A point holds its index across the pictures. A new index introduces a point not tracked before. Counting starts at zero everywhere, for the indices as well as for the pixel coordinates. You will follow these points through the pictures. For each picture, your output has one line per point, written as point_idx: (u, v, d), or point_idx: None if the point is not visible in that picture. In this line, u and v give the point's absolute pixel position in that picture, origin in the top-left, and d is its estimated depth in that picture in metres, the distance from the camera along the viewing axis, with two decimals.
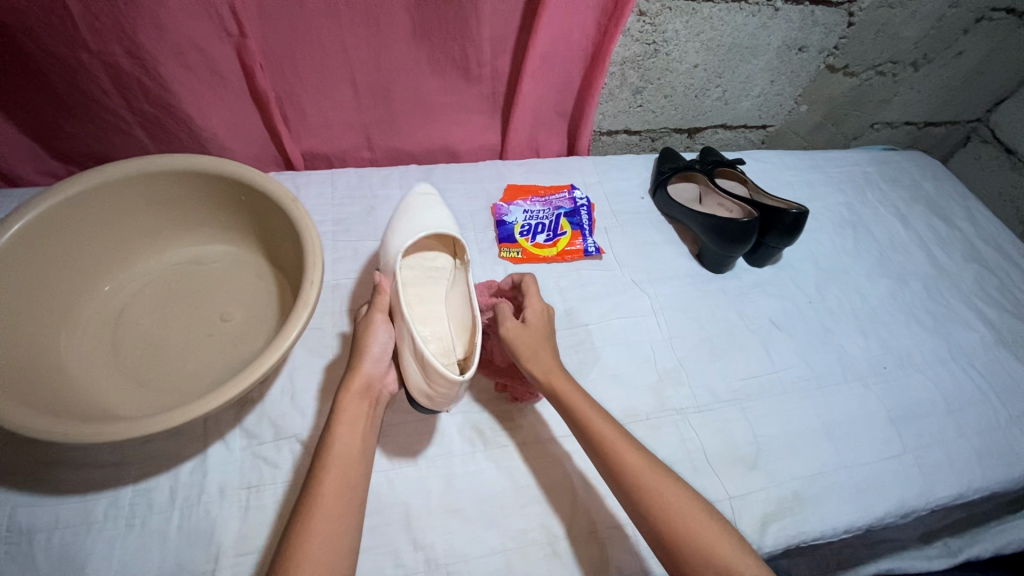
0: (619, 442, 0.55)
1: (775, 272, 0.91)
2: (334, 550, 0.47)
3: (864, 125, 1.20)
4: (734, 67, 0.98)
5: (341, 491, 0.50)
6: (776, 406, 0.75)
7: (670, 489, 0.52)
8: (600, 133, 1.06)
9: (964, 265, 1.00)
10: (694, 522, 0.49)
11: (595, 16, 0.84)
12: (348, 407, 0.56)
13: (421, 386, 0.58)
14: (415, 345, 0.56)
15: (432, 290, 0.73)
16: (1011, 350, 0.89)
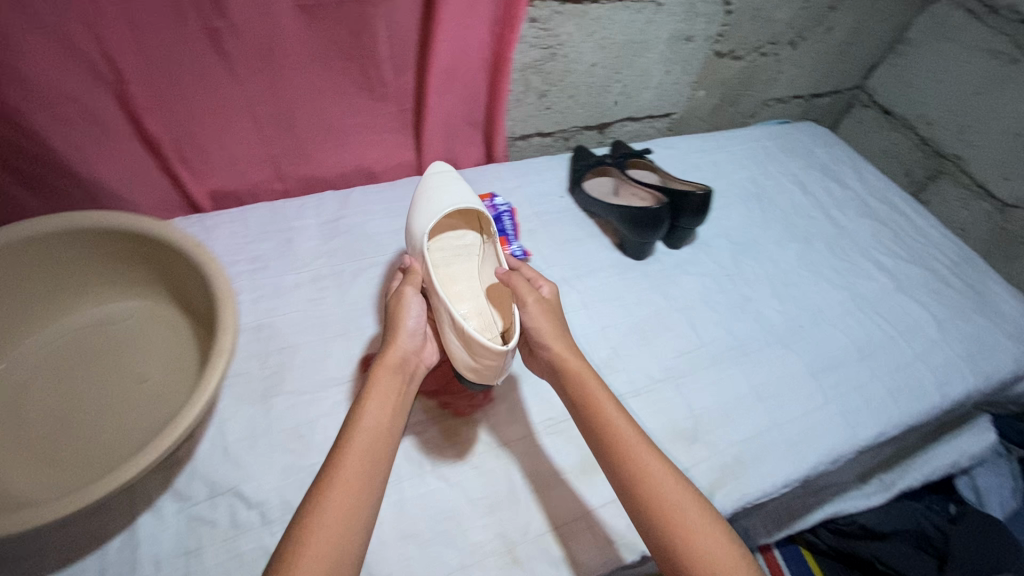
0: (637, 446, 0.56)
1: (694, 251, 0.96)
2: (344, 525, 0.47)
3: (757, 104, 1.29)
4: (630, 62, 1.03)
5: (362, 465, 0.51)
6: (708, 378, 0.79)
7: (673, 488, 0.54)
8: (514, 138, 1.08)
9: (859, 221, 1.09)
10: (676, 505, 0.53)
11: (489, 27, 0.86)
12: (381, 380, 0.58)
13: (469, 362, 0.61)
14: (455, 322, 0.59)
15: (463, 266, 0.79)
16: (908, 292, 0.98)
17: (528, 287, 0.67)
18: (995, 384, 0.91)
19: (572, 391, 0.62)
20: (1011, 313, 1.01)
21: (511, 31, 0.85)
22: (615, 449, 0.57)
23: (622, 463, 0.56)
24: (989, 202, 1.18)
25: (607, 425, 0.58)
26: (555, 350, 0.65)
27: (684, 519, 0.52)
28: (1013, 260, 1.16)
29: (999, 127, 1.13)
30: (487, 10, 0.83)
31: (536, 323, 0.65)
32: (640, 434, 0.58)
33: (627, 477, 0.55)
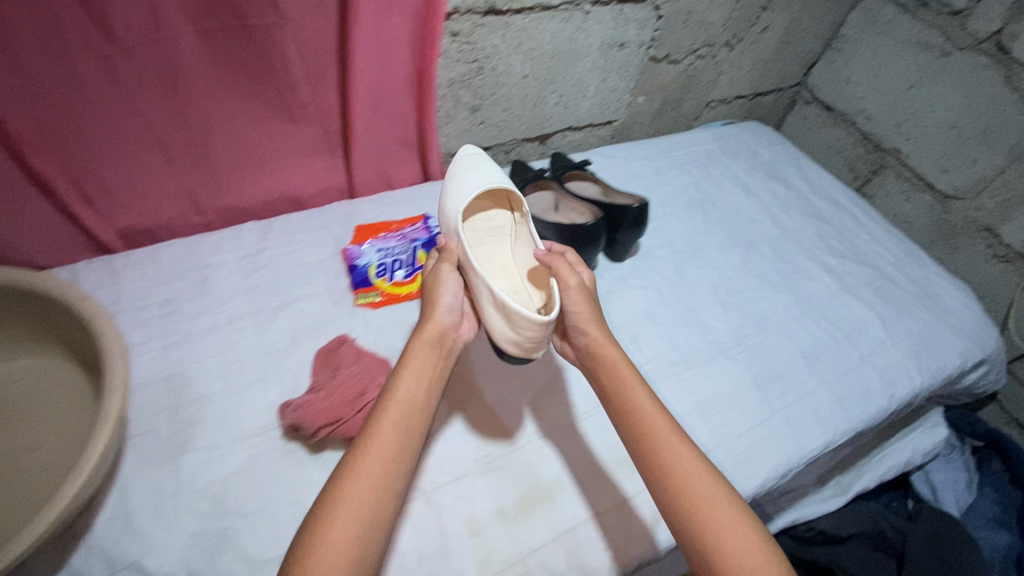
0: (670, 439, 0.57)
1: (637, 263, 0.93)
2: (365, 504, 0.48)
3: (700, 106, 1.28)
4: (564, 71, 1.00)
5: (391, 442, 0.52)
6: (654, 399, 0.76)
7: (704, 480, 0.54)
8: (450, 154, 1.04)
9: (803, 221, 1.09)
10: (705, 497, 0.53)
11: (408, 42, 0.81)
12: (418, 354, 0.59)
13: (509, 336, 0.62)
14: (493, 296, 0.60)
15: (496, 246, 0.82)
16: (853, 292, 0.97)
17: (569, 271, 0.67)
18: (942, 380, 0.91)
19: (610, 378, 0.63)
20: (954, 306, 1.01)
21: (431, 43, 0.80)
22: (648, 439, 0.57)
23: (653, 455, 0.57)
24: (930, 194, 1.19)
25: (641, 416, 0.59)
26: (594, 336, 0.65)
27: (711, 518, 0.52)
28: (956, 251, 1.17)
29: (935, 120, 1.14)
30: (404, 22, 0.78)
31: (576, 310, 0.64)
32: (676, 427, 0.58)
33: (660, 467, 0.56)
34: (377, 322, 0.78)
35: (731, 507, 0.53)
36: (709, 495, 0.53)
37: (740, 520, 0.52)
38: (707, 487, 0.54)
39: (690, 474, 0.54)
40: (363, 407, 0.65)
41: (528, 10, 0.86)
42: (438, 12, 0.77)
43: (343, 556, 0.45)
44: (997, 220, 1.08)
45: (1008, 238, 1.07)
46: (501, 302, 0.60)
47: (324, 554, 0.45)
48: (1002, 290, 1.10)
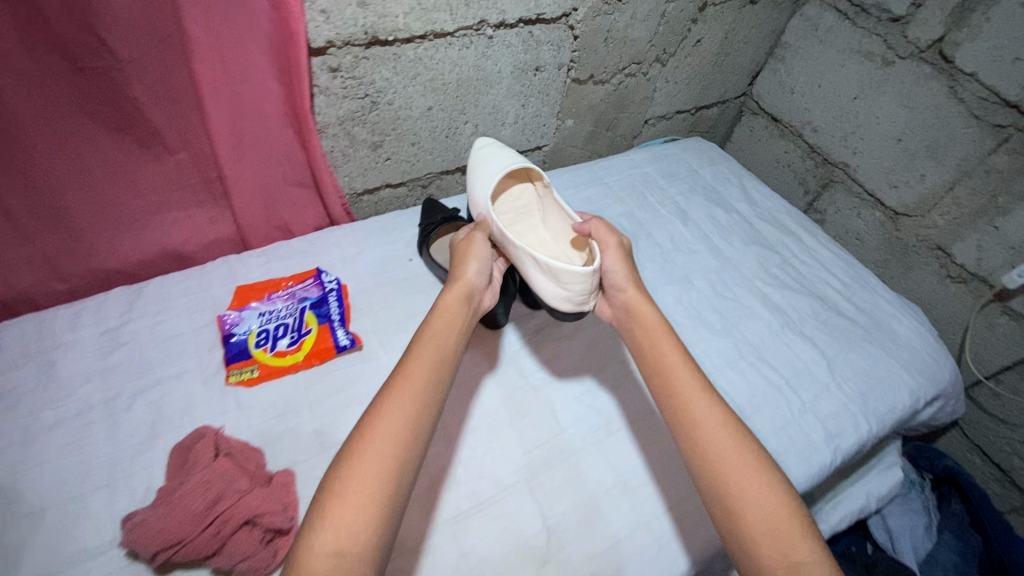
0: (698, 399, 0.61)
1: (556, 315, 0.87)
2: (391, 443, 0.50)
3: (638, 124, 1.21)
4: (475, 100, 0.91)
5: (419, 383, 0.55)
6: (567, 475, 0.69)
7: (729, 431, 0.59)
8: (356, 194, 0.94)
9: (744, 249, 1.02)
10: (724, 444, 0.58)
11: (274, 72, 0.71)
12: (449, 305, 0.64)
13: (561, 295, 0.70)
14: (540, 261, 0.68)
15: (529, 220, 0.93)
16: (795, 329, 0.90)
17: (610, 235, 0.76)
18: (891, 423, 0.84)
19: (645, 339, 0.69)
20: (905, 336, 0.95)
21: (299, 74, 0.70)
22: (677, 397, 0.62)
23: (681, 413, 0.61)
24: (881, 210, 1.12)
25: (670, 376, 0.64)
26: (631, 294, 0.72)
27: (731, 461, 0.57)
28: (909, 270, 1.10)
29: (881, 133, 1.07)
30: (264, 51, 0.69)
31: (615, 270, 0.73)
32: (704, 387, 0.63)
33: (688, 418, 0.60)
34: (250, 403, 0.69)
35: (754, 462, 0.57)
36: (730, 443, 0.58)
37: (760, 473, 0.56)
38: (731, 445, 0.58)
39: (714, 431, 0.59)
40: (213, 520, 0.56)
41: (418, 39, 0.77)
42: (301, 39, 0.67)
43: (365, 497, 0.46)
44: (948, 238, 1.01)
45: (960, 258, 1.01)
46: (548, 265, 0.68)
47: (351, 492, 0.46)
48: (957, 312, 1.04)
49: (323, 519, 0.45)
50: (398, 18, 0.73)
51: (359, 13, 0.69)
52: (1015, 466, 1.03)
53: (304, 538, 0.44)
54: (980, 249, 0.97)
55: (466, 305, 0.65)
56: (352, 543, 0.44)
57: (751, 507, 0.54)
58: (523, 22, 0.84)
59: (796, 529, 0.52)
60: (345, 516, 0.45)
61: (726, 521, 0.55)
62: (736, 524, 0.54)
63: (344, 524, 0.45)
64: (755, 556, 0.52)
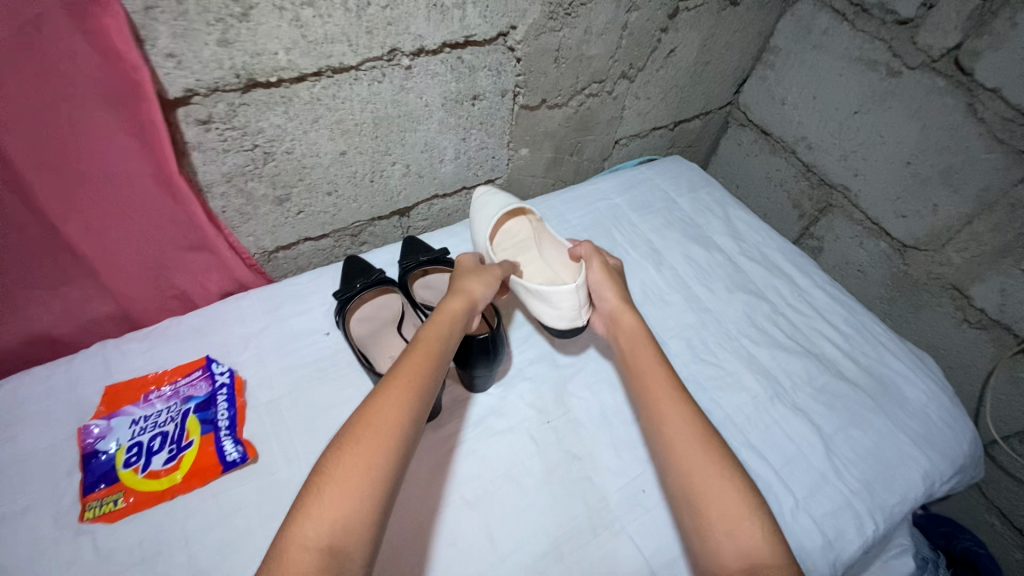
0: (669, 404, 0.59)
1: (503, 397, 0.73)
2: (387, 440, 0.50)
3: (607, 146, 1.06)
4: (400, 138, 0.76)
5: (417, 378, 0.56)
6: None
7: (693, 441, 0.55)
8: (269, 252, 0.79)
9: (728, 297, 0.88)
10: (690, 458, 0.54)
11: (118, 121, 0.54)
12: (448, 308, 0.64)
13: (552, 313, 0.69)
14: (528, 288, 0.69)
15: (529, 256, 0.83)
16: (787, 400, 0.77)
17: (592, 253, 0.74)
18: (902, 516, 0.71)
19: (627, 344, 0.67)
20: (916, 401, 0.81)
21: (155, 130, 0.55)
22: (650, 398, 0.61)
23: (652, 416, 0.59)
24: (886, 241, 0.97)
25: (644, 377, 0.63)
26: (613, 304, 0.70)
27: (691, 460, 0.54)
28: (918, 310, 0.96)
29: (885, 153, 0.92)
30: (107, 105, 0.52)
31: (600, 284, 0.72)
32: (678, 389, 0.61)
33: (653, 423, 0.59)
34: (111, 548, 0.55)
35: (719, 459, 0.54)
36: (694, 444, 0.55)
37: (722, 468, 0.53)
38: (697, 443, 0.55)
39: (682, 432, 0.56)
40: None
41: (312, 78, 0.62)
42: (149, 92, 0.52)
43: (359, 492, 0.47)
44: (966, 278, 0.87)
45: (979, 301, 0.87)
46: (535, 290, 0.68)
47: (341, 487, 0.47)
48: (976, 362, 0.90)
49: (310, 513, 0.45)
50: (279, 55, 0.58)
51: (222, 52, 0.55)
52: None
53: (287, 537, 0.44)
54: (1003, 294, 0.83)
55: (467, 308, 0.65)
56: (344, 539, 0.44)
57: (714, 513, 0.51)
58: (448, 46, 0.69)
59: (755, 525, 0.49)
60: (335, 510, 0.45)
61: (694, 522, 0.52)
62: (703, 526, 0.51)
63: (334, 520, 0.45)
64: (720, 562, 0.49)
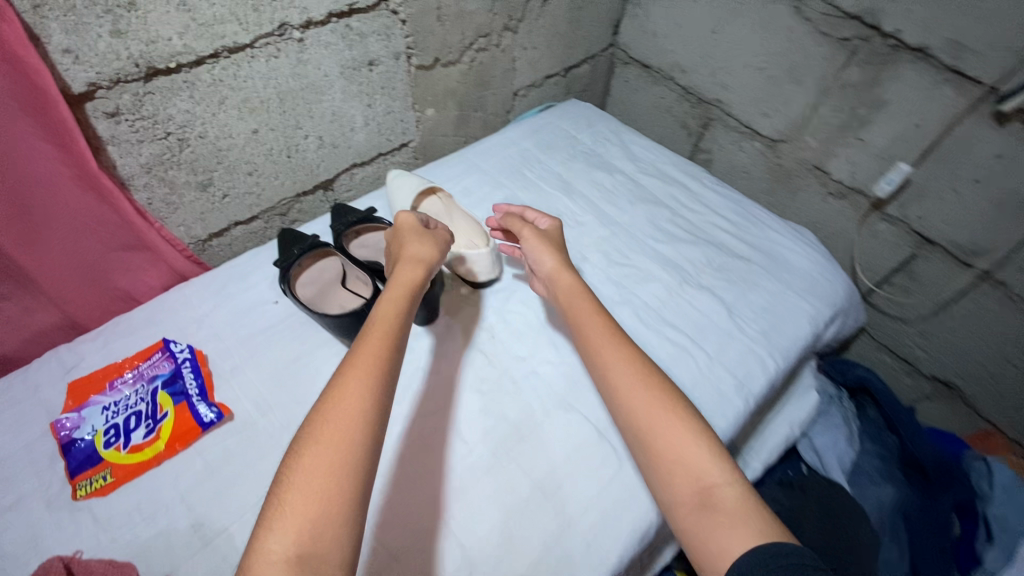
0: (612, 357, 0.65)
1: (447, 352, 0.77)
2: (349, 431, 0.49)
3: (507, 98, 1.14)
4: (308, 110, 0.81)
5: (374, 360, 0.54)
6: (490, 489, 0.65)
7: (636, 388, 0.62)
8: (203, 240, 0.83)
9: (634, 210, 0.99)
10: (636, 402, 0.61)
11: (32, 128, 0.57)
12: (399, 281, 0.63)
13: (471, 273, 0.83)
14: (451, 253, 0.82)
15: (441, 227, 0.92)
16: (694, 282, 0.89)
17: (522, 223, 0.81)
18: (796, 354, 0.85)
19: (572, 301, 0.72)
20: (799, 264, 0.95)
21: (71, 132, 0.60)
22: (592, 350, 0.67)
23: (597, 365, 0.66)
24: (759, 140, 1.12)
25: (583, 332, 0.69)
26: (551, 264, 0.76)
27: (636, 405, 0.61)
28: (795, 194, 1.11)
29: (743, 64, 1.05)
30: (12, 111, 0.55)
31: (533, 249, 0.78)
32: (617, 339, 0.67)
33: (600, 374, 0.65)
34: (110, 515, 0.60)
35: (656, 395, 0.61)
36: (638, 388, 0.62)
37: (670, 407, 0.59)
38: (640, 387, 0.62)
39: (626, 378, 0.63)
40: None
41: (209, 60, 0.67)
42: (52, 93, 0.56)
43: (327, 490, 0.45)
44: (822, 157, 1.02)
45: (836, 174, 1.02)
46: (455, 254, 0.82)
47: (304, 489, 0.45)
48: (845, 227, 1.06)
49: (273, 528, 0.44)
50: (174, 41, 0.62)
51: (117, 43, 0.59)
52: (919, 357, 1.08)
53: (248, 552, 0.43)
54: (851, 163, 0.99)
55: (420, 273, 0.65)
56: (316, 547, 0.43)
57: (662, 443, 0.58)
58: (334, 16, 0.75)
59: (703, 454, 0.56)
60: (302, 514, 0.44)
61: (647, 459, 0.59)
62: (653, 462, 0.58)
63: (300, 527, 0.44)
64: (671, 489, 0.56)
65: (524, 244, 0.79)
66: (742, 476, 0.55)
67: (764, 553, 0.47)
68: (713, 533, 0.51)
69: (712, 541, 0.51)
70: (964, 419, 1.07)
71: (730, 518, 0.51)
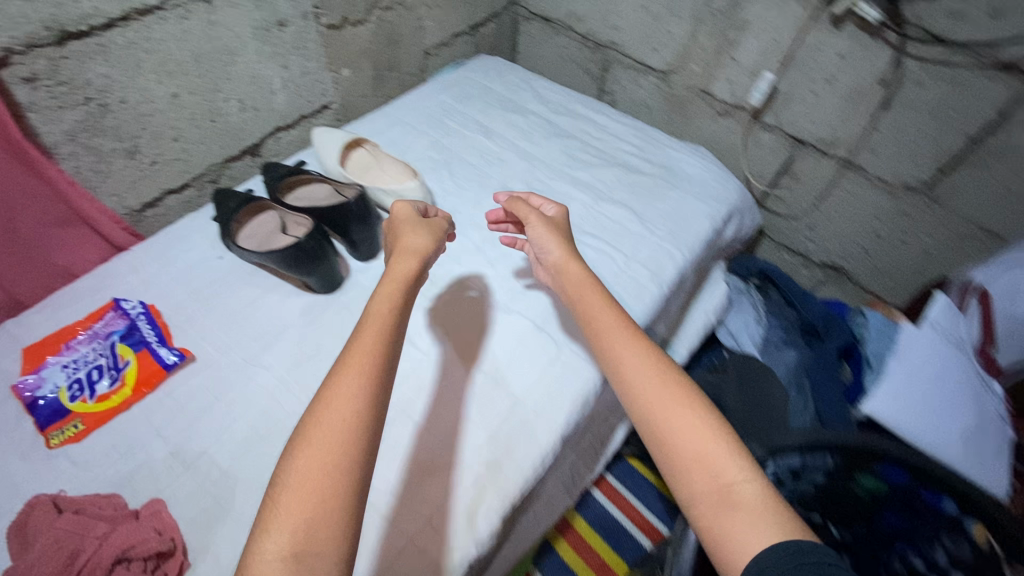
0: (623, 344, 0.61)
1: (448, 347, 0.77)
2: (345, 439, 0.45)
3: (420, 58, 1.20)
4: (225, 73, 0.85)
5: (364, 368, 0.49)
6: (447, 386, 0.73)
7: (650, 377, 0.58)
8: (137, 210, 0.85)
9: (548, 144, 1.09)
10: (650, 395, 0.57)
11: None
12: (391, 284, 0.56)
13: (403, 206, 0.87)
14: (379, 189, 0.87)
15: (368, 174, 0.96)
16: (608, 198, 1.00)
17: (529, 207, 0.73)
18: (700, 248, 0.98)
19: (575, 291, 0.67)
20: (696, 174, 1.08)
21: None
22: (601, 338, 0.62)
23: (608, 356, 0.61)
24: (653, 74, 1.24)
25: (593, 320, 0.64)
26: (559, 254, 0.69)
27: (650, 398, 0.56)
28: (690, 118, 1.24)
29: (628, 4, 1.16)
30: None
31: (540, 237, 0.71)
32: (630, 329, 0.63)
33: (610, 365, 0.61)
34: (86, 457, 0.63)
35: (675, 389, 0.57)
36: (653, 377, 0.57)
37: (685, 399, 0.56)
38: (655, 377, 0.58)
39: (639, 368, 0.58)
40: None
41: (120, 23, 0.70)
42: None
43: (323, 494, 0.43)
44: (706, 80, 1.15)
45: (720, 95, 1.15)
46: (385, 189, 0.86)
47: (299, 496, 0.43)
48: (734, 142, 1.20)
49: (269, 529, 0.42)
50: (82, 3, 0.65)
51: (26, 7, 0.61)
52: (809, 249, 1.25)
53: (246, 554, 0.41)
54: (730, 82, 1.12)
55: (414, 266, 0.59)
56: (312, 546, 0.41)
57: (677, 438, 0.54)
58: None
59: (722, 451, 0.53)
60: (295, 518, 0.42)
61: (660, 453, 0.55)
62: (667, 456, 0.54)
63: (295, 530, 0.42)
64: (687, 486, 0.52)
65: (530, 233, 0.72)
66: (760, 471, 0.52)
67: (784, 554, 0.45)
68: (729, 530, 0.48)
69: (729, 539, 0.48)
70: (851, 295, 1.24)
71: (748, 517, 0.48)
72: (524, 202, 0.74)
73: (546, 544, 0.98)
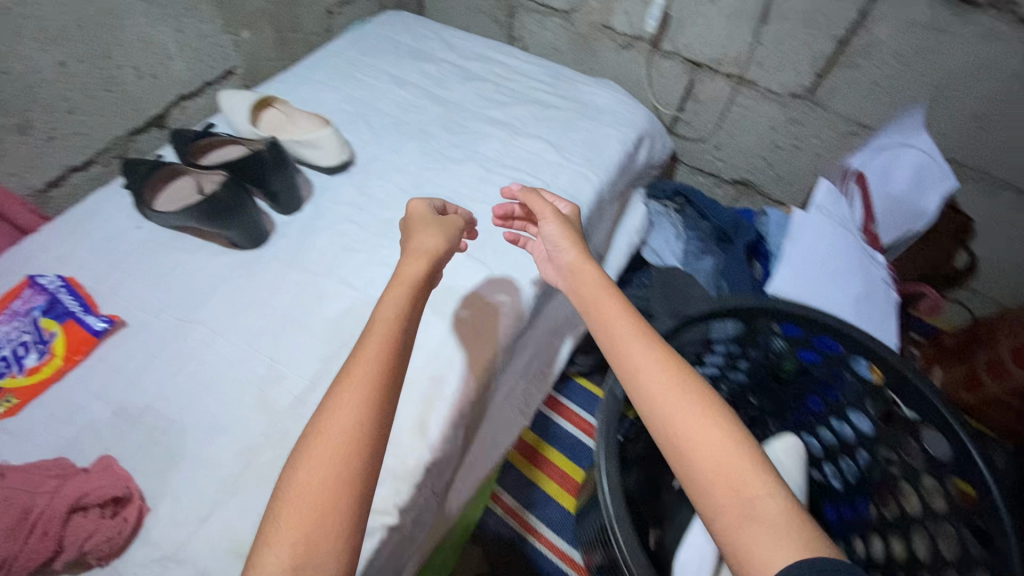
0: (636, 344, 0.59)
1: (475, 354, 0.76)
2: (346, 453, 0.47)
3: (322, 16, 1.19)
4: (115, 38, 0.83)
5: (363, 384, 0.51)
6: None
7: (666, 382, 0.56)
8: (40, 190, 0.83)
9: (462, 88, 1.11)
10: (665, 403, 0.55)
11: None
12: (394, 289, 0.59)
13: (321, 156, 0.89)
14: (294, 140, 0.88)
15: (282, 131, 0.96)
16: (524, 133, 1.04)
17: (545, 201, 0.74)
18: (615, 171, 1.04)
19: (587, 293, 0.66)
20: (606, 104, 1.13)
21: None
22: (613, 343, 0.60)
23: (619, 359, 0.59)
24: (556, 15, 1.28)
25: (607, 325, 0.62)
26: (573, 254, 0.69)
27: (666, 405, 0.54)
28: (597, 55, 1.29)
29: None
30: None
31: (553, 234, 0.71)
32: (645, 331, 0.61)
33: (623, 369, 0.59)
34: (25, 427, 0.63)
35: (694, 397, 0.55)
36: (668, 385, 0.56)
37: (703, 407, 0.54)
38: (672, 383, 0.56)
39: (653, 371, 0.57)
40: (34, 528, 0.53)
41: None
42: None
43: (322, 509, 0.45)
44: (606, 15, 1.20)
45: (620, 28, 1.21)
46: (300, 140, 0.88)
47: (298, 507, 0.45)
48: (639, 73, 1.26)
49: (270, 540, 0.44)
50: None
51: None
52: (720, 168, 1.34)
53: (250, 562, 0.44)
54: (627, 14, 1.17)
55: (422, 267, 0.62)
56: (310, 560, 0.43)
57: (698, 452, 0.52)
58: None
59: (746, 464, 0.50)
60: (292, 534, 0.44)
61: (676, 461, 0.53)
62: (683, 465, 0.52)
63: (294, 545, 0.43)
64: (707, 497, 0.50)
65: (543, 228, 0.73)
66: (783, 484, 0.50)
67: (806, 568, 0.42)
68: (752, 543, 0.46)
69: (750, 553, 0.46)
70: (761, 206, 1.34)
71: (770, 530, 0.46)
72: (537, 196, 0.75)
73: (508, 464, 1.04)
